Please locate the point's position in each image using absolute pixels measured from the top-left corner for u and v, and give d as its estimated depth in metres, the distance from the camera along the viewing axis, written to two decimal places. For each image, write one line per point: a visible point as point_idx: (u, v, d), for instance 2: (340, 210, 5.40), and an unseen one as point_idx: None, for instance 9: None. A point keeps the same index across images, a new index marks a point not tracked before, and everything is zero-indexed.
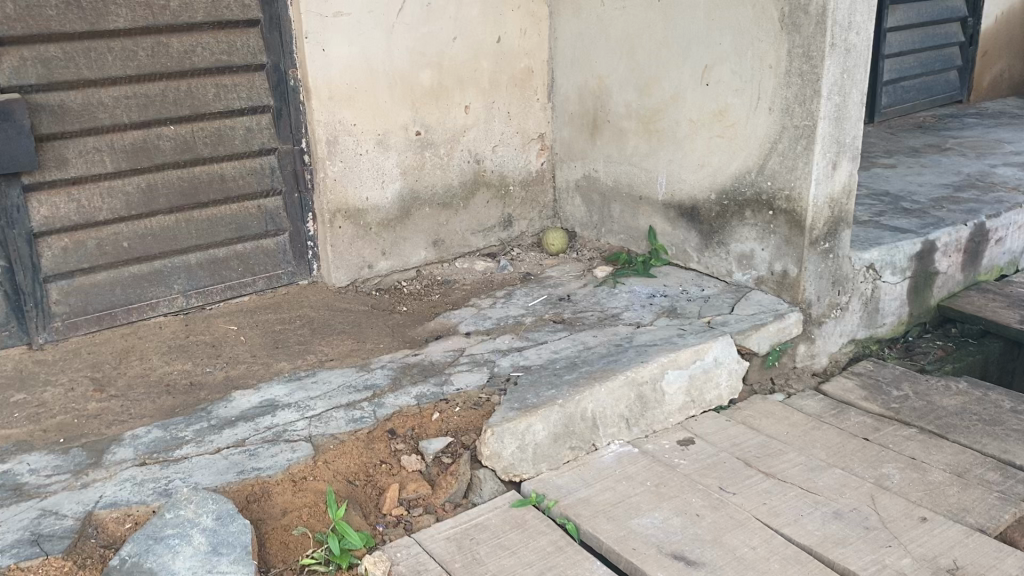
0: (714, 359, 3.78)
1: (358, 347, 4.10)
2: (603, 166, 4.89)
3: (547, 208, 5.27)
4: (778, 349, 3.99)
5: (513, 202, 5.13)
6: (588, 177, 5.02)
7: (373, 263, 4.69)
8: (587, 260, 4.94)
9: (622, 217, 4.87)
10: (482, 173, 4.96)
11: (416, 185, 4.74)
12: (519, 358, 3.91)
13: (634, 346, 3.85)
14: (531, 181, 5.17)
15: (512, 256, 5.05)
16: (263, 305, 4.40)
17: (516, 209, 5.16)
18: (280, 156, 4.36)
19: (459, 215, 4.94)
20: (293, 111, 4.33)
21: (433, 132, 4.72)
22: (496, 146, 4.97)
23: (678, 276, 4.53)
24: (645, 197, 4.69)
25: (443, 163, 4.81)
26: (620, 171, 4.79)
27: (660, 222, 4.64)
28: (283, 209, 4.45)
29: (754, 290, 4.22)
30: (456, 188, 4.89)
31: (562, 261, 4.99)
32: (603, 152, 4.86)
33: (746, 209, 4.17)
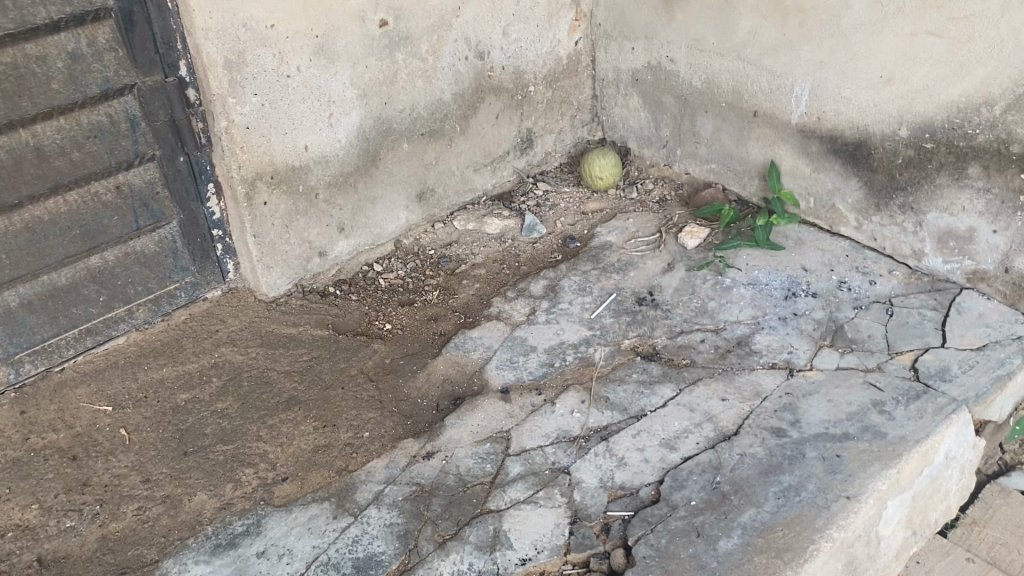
0: (945, 458, 2.24)
1: (327, 440, 2.42)
2: (687, 56, 3.03)
3: (583, 109, 3.43)
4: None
5: (533, 110, 3.26)
6: (656, 69, 3.16)
7: (328, 246, 2.90)
8: (655, 207, 3.22)
9: (717, 139, 3.09)
10: (488, 73, 3.05)
11: (386, 110, 2.83)
12: (610, 465, 2.29)
13: (809, 440, 2.26)
14: (560, 74, 3.28)
15: (536, 201, 3.32)
16: (151, 355, 2.64)
17: (538, 120, 3.30)
18: (143, 98, 2.39)
19: (456, 145, 3.09)
20: (155, 14, 2.31)
21: (409, 18, 2.74)
22: (506, 26, 3.01)
23: (819, 252, 2.87)
24: (763, 113, 2.89)
25: (428, 68, 2.87)
26: (718, 68, 2.95)
27: (790, 156, 2.88)
28: (163, 186, 2.54)
29: (964, 291, 2.61)
30: (449, 105, 3.00)
31: (616, 210, 3.25)
32: (687, 32, 2.98)
33: (971, 163, 2.45)
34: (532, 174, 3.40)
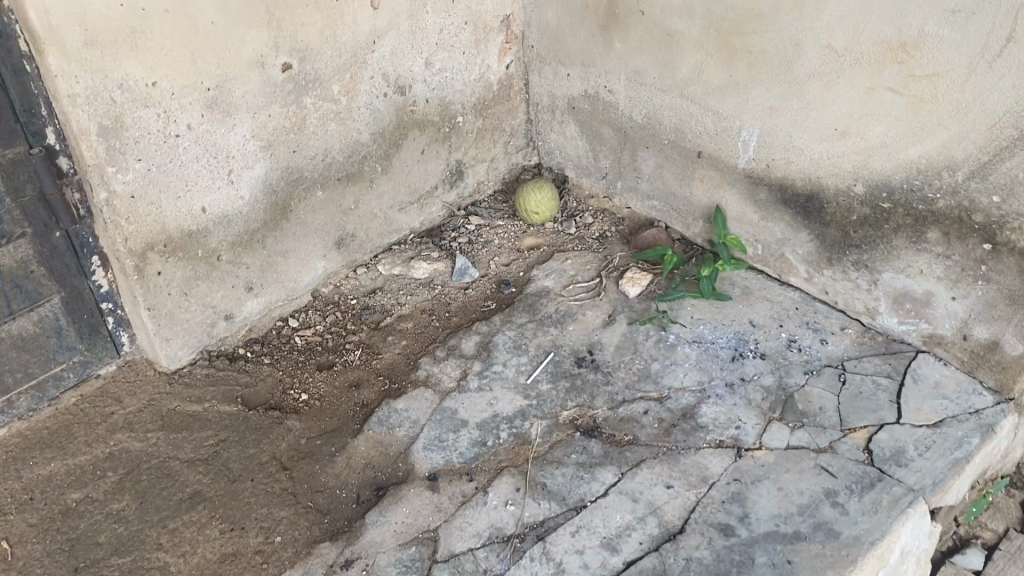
0: (901, 555, 2.10)
1: (235, 548, 2.19)
2: (627, 87, 2.78)
3: (517, 134, 3.17)
4: (990, 497, 2.42)
5: (462, 140, 3.00)
6: (594, 97, 2.91)
7: (236, 308, 2.63)
8: (593, 247, 2.99)
9: (659, 175, 2.87)
10: (410, 107, 2.77)
11: (295, 159, 2.55)
12: (546, 572, 2.08)
13: (759, 541, 2.09)
14: (490, 100, 3.01)
15: (467, 236, 3.07)
16: (36, 449, 2.37)
17: (467, 150, 3.04)
18: (5, 172, 2.07)
19: (378, 187, 2.82)
20: (11, 79, 1.98)
21: (317, 59, 2.44)
22: (427, 55, 2.72)
23: (766, 305, 2.69)
24: (709, 154, 2.67)
25: (341, 110, 2.58)
26: (660, 103, 2.71)
27: (737, 201, 2.68)
28: (37, 264, 2.23)
29: (918, 355, 2.45)
30: (367, 146, 2.72)
31: (554, 248, 3.02)
32: (627, 62, 2.73)
33: (930, 227, 2.26)
34: (462, 205, 3.15)
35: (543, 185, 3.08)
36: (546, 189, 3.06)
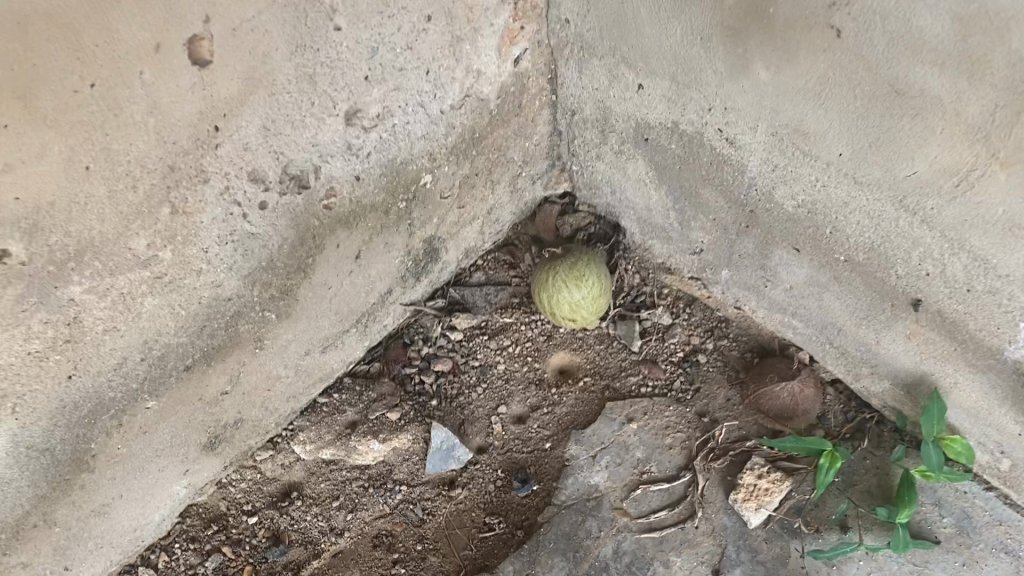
0: None
1: None
2: (767, 147, 1.34)
3: (534, 159, 1.73)
4: None
5: (431, 208, 1.58)
6: (690, 139, 1.46)
7: None
8: (676, 395, 1.69)
9: (814, 295, 1.51)
10: (321, 201, 1.35)
11: (81, 387, 1.21)
12: None
13: None
14: (485, 125, 1.55)
15: (451, 359, 1.74)
16: None
17: (443, 216, 1.62)
18: None
19: (277, 341, 1.47)
20: None
21: (77, 213, 1.03)
22: (345, 105, 1.26)
23: (1000, 566, 1.49)
24: (938, 311, 1.32)
25: (164, 270, 1.19)
26: (843, 199, 1.30)
27: (982, 393, 1.37)
28: None
29: None
30: (239, 297, 1.34)
31: (604, 387, 1.72)
32: (775, 108, 1.27)
33: None
34: (443, 289, 1.76)
35: (593, 266, 1.69)
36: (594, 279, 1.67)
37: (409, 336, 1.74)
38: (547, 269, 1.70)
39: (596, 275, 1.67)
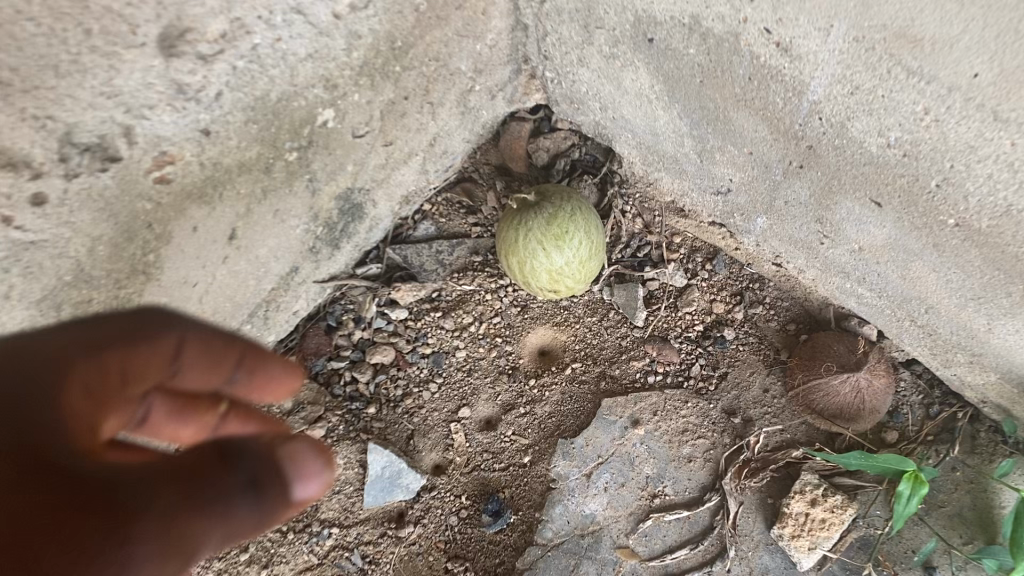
0: None
1: None
2: (846, 59, 0.84)
3: (490, 66, 1.22)
4: None
5: (340, 152, 1.09)
6: (717, 41, 0.96)
7: None
8: (695, 388, 1.25)
9: (895, 260, 1.04)
10: (149, 174, 0.87)
11: None
12: None
13: None
14: (411, 29, 1.04)
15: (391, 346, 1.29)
16: None
17: (360, 160, 1.14)
18: None
19: None
20: None
21: None
22: (154, 28, 0.77)
23: None
24: None
25: None
26: (970, 141, 0.82)
27: None
28: None
29: None
30: None
31: (599, 376, 1.28)
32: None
33: None
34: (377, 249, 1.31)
35: (576, 212, 1.21)
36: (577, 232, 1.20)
37: (334, 319, 1.29)
38: (513, 216, 1.23)
39: (580, 227, 1.20)
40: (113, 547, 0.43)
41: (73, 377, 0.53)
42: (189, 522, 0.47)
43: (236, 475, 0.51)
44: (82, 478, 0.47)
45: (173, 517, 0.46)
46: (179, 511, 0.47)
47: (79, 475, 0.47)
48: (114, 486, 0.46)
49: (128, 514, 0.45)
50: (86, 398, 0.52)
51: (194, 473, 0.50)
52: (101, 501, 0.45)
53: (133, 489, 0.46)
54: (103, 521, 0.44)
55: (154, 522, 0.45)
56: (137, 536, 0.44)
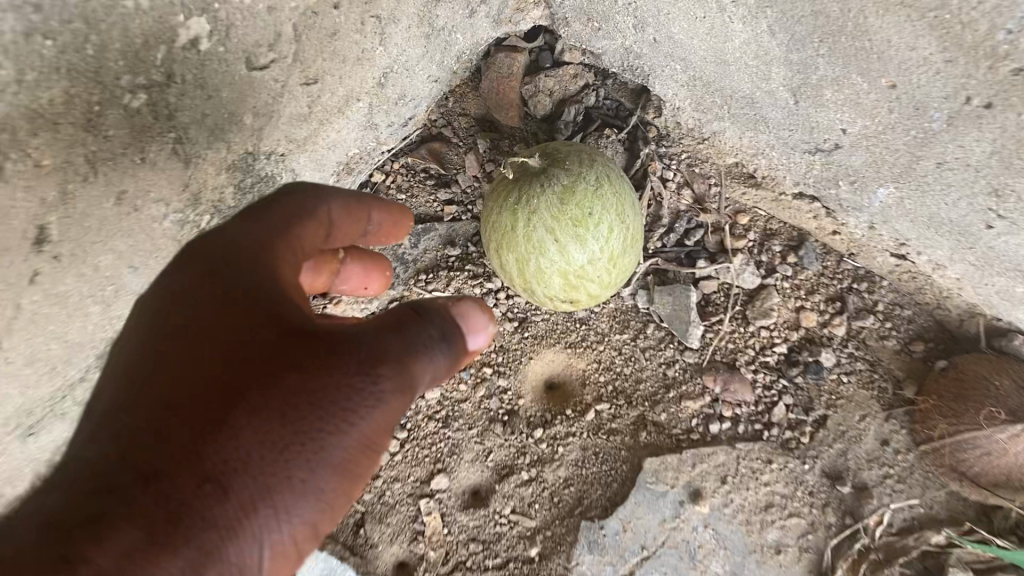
0: None
1: None
2: None
3: None
4: None
5: (227, 95, 0.67)
6: None
7: None
8: (781, 441, 0.85)
9: None
10: None
11: None
12: None
13: None
14: None
15: None
16: None
17: (263, 108, 0.71)
18: None
19: None
20: None
21: None
22: None
23: None
24: None
25: None
26: None
27: None
28: None
29: None
30: None
31: (637, 424, 0.87)
32: None
33: None
34: None
35: (602, 182, 0.80)
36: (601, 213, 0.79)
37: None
38: (506, 187, 0.82)
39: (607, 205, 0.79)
40: (275, 432, 0.38)
41: (280, 245, 0.48)
42: (358, 402, 0.41)
43: (424, 331, 0.45)
44: (248, 366, 0.40)
45: (337, 389, 0.41)
46: (349, 370, 0.41)
47: (248, 351, 0.41)
48: (334, 332, 0.43)
49: (297, 375, 0.40)
50: (294, 274, 0.49)
51: (347, 339, 0.43)
52: (285, 396, 0.39)
53: (307, 347, 0.41)
54: (295, 466, 0.39)
55: (323, 404, 0.40)
56: (383, 376, 0.42)
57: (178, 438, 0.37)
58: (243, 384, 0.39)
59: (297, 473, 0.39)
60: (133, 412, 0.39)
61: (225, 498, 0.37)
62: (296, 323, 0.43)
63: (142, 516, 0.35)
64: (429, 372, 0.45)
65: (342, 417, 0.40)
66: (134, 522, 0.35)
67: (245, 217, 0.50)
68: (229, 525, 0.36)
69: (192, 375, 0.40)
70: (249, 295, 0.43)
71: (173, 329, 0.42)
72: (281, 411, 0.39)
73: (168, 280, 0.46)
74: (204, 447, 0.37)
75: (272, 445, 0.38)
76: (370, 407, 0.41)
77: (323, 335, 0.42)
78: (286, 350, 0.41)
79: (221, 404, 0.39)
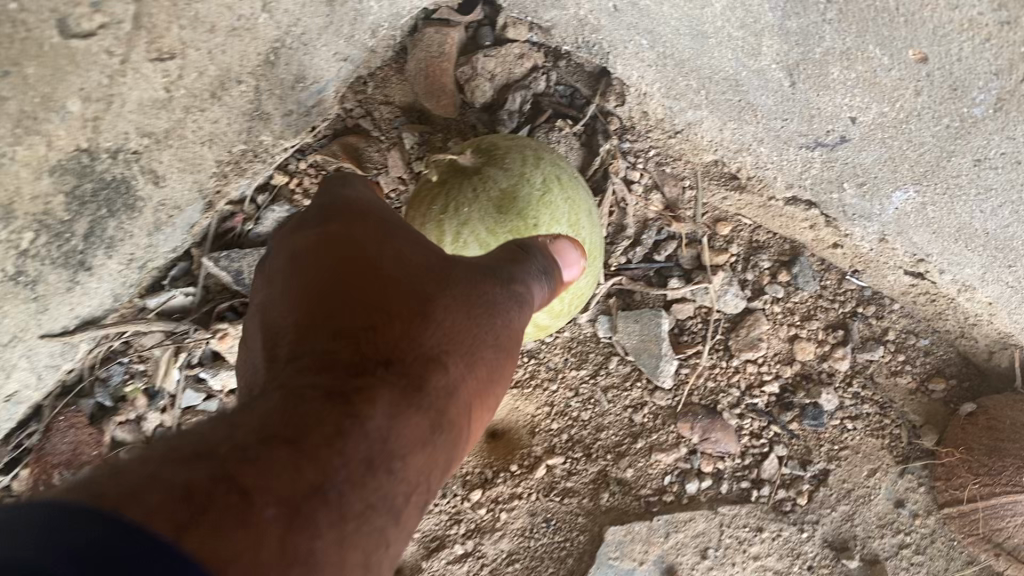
0: None
1: None
2: None
3: None
4: None
5: (35, 72, 0.49)
6: None
7: None
8: (772, 502, 0.71)
9: None
10: None
11: None
12: None
13: None
14: None
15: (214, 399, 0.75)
16: None
17: (94, 91, 0.53)
18: None
19: None
20: None
21: None
22: None
23: None
24: None
25: None
26: None
27: None
28: None
29: None
30: None
31: (598, 483, 0.73)
32: None
33: None
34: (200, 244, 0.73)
35: (550, 185, 0.63)
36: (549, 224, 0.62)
37: (109, 397, 0.72)
38: (427, 191, 0.64)
39: (556, 215, 0.62)
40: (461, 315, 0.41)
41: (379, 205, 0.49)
42: (501, 312, 0.44)
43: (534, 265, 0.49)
44: (409, 259, 0.42)
45: (490, 300, 0.43)
46: (496, 287, 0.45)
47: (413, 267, 0.42)
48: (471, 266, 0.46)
49: (456, 282, 0.42)
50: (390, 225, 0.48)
51: (482, 271, 0.45)
52: (458, 297, 0.42)
53: (462, 268, 0.44)
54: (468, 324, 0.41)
55: (482, 306, 0.42)
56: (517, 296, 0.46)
57: (380, 322, 0.38)
58: (418, 287, 0.41)
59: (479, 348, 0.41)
60: (327, 314, 0.37)
61: (441, 365, 0.38)
62: (434, 253, 0.44)
63: (379, 375, 0.35)
64: (537, 301, 0.48)
65: (501, 322, 0.43)
66: (377, 378, 0.35)
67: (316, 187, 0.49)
68: (446, 391, 0.38)
69: (370, 280, 0.39)
70: (380, 229, 0.44)
71: (316, 241, 0.42)
72: (462, 310, 0.41)
73: (279, 237, 0.46)
74: (411, 337, 0.38)
75: (457, 338, 0.40)
76: (511, 314, 0.44)
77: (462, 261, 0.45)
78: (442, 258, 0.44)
79: (414, 304, 0.39)
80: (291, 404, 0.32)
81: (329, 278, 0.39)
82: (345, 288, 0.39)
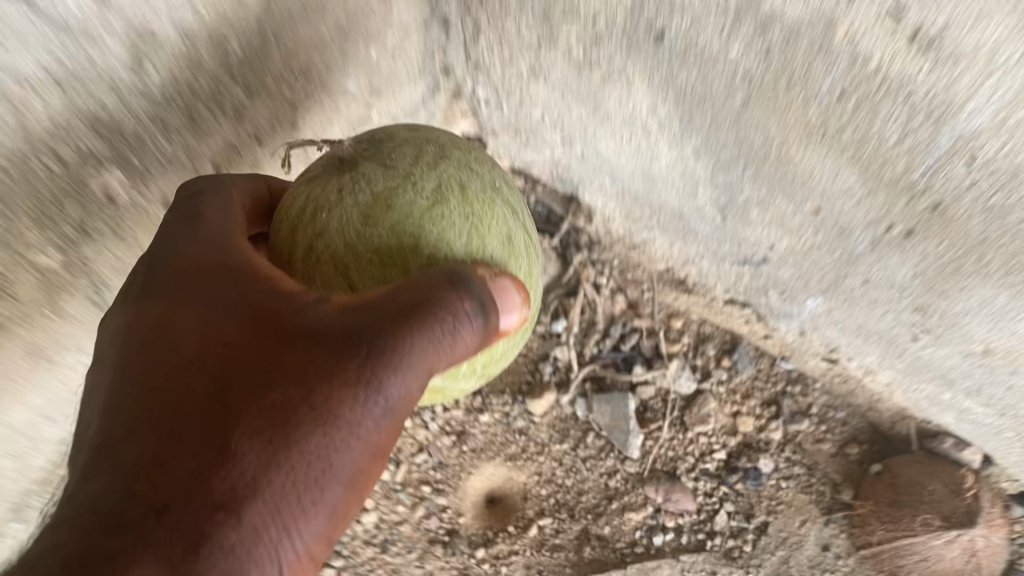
0: None
1: None
2: None
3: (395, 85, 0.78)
4: None
5: None
6: (789, 37, 0.56)
7: None
8: (723, 549, 0.87)
9: None
10: None
11: None
12: None
13: None
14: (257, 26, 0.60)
15: None
16: None
17: None
18: None
19: None
20: None
21: None
22: None
23: None
24: None
25: None
26: None
27: None
28: None
29: None
30: None
31: (581, 539, 0.88)
32: None
33: None
34: None
35: (444, 190, 0.52)
36: (441, 253, 0.50)
37: None
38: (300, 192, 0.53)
39: (437, 231, 0.50)
40: (287, 431, 0.40)
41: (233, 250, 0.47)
42: (367, 407, 0.42)
43: (466, 299, 0.44)
44: (244, 361, 0.42)
45: (345, 397, 0.41)
46: (370, 373, 0.42)
47: (238, 373, 0.42)
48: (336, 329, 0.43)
49: (293, 376, 0.41)
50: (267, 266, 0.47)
51: (352, 334, 0.42)
52: (282, 401, 0.41)
53: (313, 353, 0.42)
54: (292, 436, 0.40)
55: (328, 415, 0.41)
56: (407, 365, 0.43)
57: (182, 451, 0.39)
58: (238, 381, 0.41)
59: (311, 457, 0.41)
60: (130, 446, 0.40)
61: (253, 501, 0.39)
62: (294, 325, 0.43)
63: (157, 516, 0.38)
64: (465, 343, 0.44)
65: (371, 415, 0.42)
66: (154, 522, 0.38)
67: (188, 220, 0.49)
68: (254, 526, 0.39)
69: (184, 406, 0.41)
70: (232, 290, 0.45)
71: (147, 320, 0.45)
72: (281, 427, 0.40)
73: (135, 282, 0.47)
74: (212, 475, 0.39)
75: (271, 464, 0.40)
76: (386, 398, 0.42)
77: (329, 330, 0.43)
78: (281, 346, 0.42)
79: (224, 432, 0.40)
80: (92, 533, 0.38)
81: (162, 369, 0.42)
82: (162, 413, 0.41)
